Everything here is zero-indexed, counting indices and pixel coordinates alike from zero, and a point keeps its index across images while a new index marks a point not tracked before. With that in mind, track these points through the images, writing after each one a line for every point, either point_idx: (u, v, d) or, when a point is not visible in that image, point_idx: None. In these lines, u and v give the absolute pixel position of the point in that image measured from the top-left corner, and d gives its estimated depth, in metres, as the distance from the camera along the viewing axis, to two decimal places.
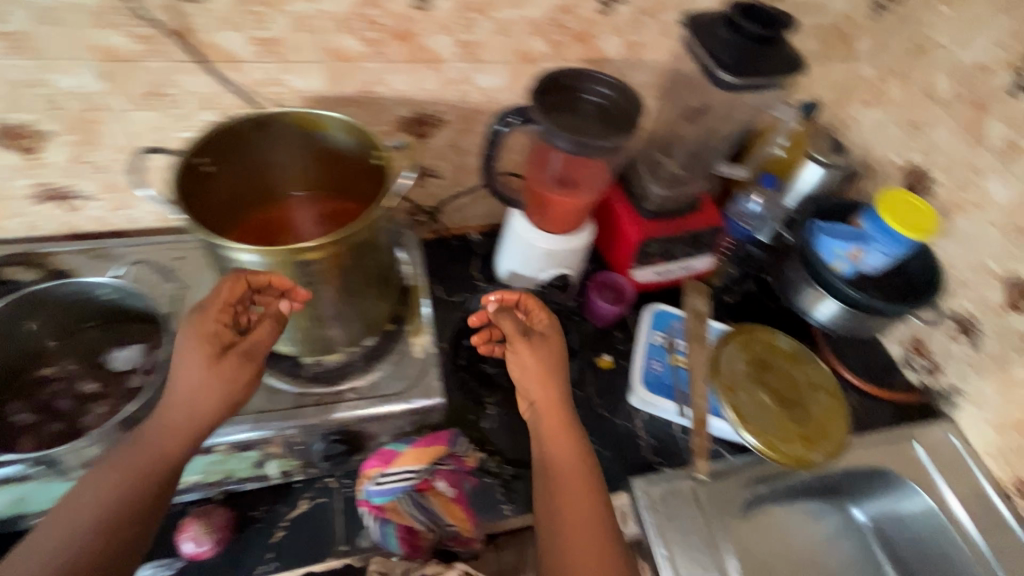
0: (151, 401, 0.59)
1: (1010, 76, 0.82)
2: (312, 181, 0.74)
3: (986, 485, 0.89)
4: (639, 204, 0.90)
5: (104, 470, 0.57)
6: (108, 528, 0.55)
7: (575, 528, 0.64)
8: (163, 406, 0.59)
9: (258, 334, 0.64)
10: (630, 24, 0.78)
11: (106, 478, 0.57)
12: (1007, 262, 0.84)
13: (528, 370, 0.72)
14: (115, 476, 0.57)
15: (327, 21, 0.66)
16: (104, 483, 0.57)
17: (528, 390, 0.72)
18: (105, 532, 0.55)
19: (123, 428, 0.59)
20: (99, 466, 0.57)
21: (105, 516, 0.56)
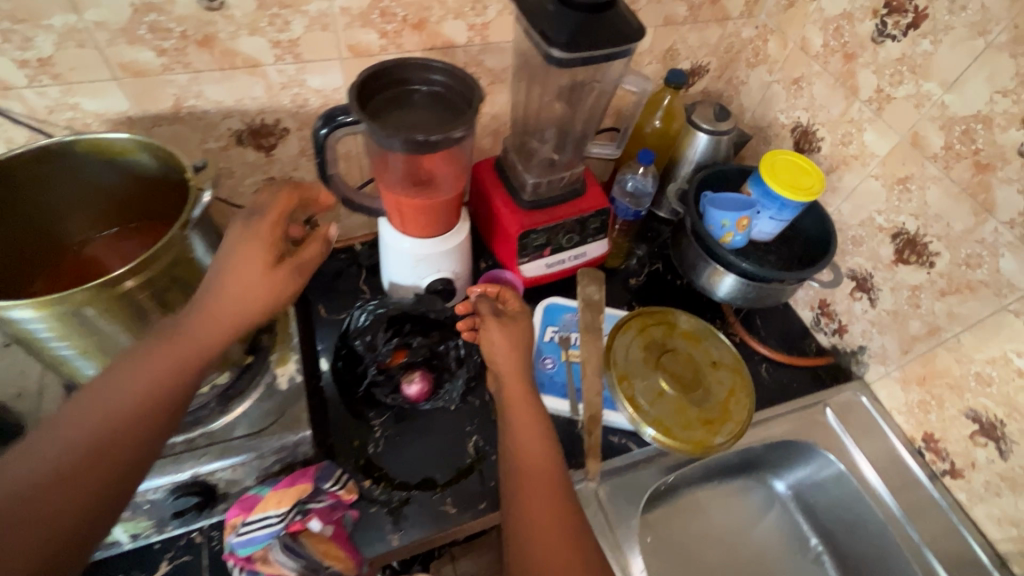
0: (208, 318, 0.54)
1: (874, 23, 0.78)
2: (106, 215, 0.67)
3: (898, 443, 0.87)
4: (516, 195, 0.85)
5: (109, 387, 0.48)
6: (88, 471, 0.45)
7: (543, 498, 0.61)
8: (196, 330, 0.53)
9: (307, 253, 0.61)
10: (468, 5, 0.72)
11: (144, 398, 0.49)
12: (892, 215, 0.81)
13: (502, 344, 0.74)
14: (148, 371, 0.50)
15: (105, 33, 0.59)
16: (93, 407, 0.48)
17: (502, 366, 0.73)
18: (82, 475, 0.45)
19: (178, 346, 0.52)
20: (123, 379, 0.49)
21: (95, 453, 0.46)
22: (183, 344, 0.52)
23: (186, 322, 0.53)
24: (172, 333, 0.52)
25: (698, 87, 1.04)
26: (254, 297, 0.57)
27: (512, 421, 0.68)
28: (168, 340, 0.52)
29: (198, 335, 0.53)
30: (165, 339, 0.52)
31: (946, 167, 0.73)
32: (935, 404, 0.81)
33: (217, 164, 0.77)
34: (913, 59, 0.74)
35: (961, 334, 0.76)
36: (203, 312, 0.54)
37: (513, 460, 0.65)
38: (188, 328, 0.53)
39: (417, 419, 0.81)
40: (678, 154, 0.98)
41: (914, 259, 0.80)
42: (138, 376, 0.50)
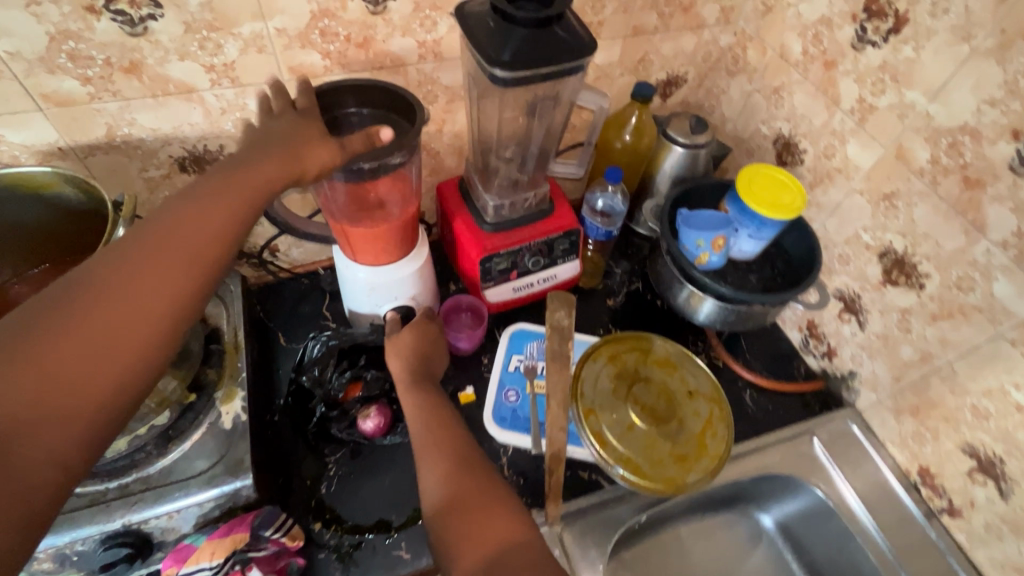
0: (238, 196, 0.51)
1: (853, 28, 0.73)
2: (28, 254, 0.66)
3: (892, 476, 0.81)
4: (478, 218, 0.81)
5: (138, 254, 0.45)
6: (118, 340, 0.43)
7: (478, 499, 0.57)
8: (228, 206, 0.50)
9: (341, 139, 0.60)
10: (415, 21, 0.69)
11: (172, 270, 0.46)
12: (878, 233, 0.76)
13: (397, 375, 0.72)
14: (181, 241, 0.48)
15: (21, 63, 0.56)
16: (119, 270, 0.44)
17: (410, 387, 0.71)
18: (112, 344, 0.42)
19: (211, 216, 0.49)
20: (150, 248, 0.46)
21: (122, 321, 0.43)
22: (212, 217, 0.49)
23: (218, 193, 0.50)
24: (203, 203, 0.49)
25: (676, 97, 0.99)
26: (286, 183, 0.55)
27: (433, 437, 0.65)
28: (199, 211, 0.49)
29: (230, 210, 0.50)
30: (197, 208, 0.49)
31: (933, 182, 0.68)
32: (929, 436, 0.75)
33: (161, 192, 0.74)
34: (895, 66, 0.69)
35: (955, 362, 0.70)
36: (235, 188, 0.51)
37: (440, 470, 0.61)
38: (221, 201, 0.50)
39: (375, 455, 0.77)
40: (653, 169, 0.93)
41: (903, 280, 0.74)
42: (167, 245, 0.46)
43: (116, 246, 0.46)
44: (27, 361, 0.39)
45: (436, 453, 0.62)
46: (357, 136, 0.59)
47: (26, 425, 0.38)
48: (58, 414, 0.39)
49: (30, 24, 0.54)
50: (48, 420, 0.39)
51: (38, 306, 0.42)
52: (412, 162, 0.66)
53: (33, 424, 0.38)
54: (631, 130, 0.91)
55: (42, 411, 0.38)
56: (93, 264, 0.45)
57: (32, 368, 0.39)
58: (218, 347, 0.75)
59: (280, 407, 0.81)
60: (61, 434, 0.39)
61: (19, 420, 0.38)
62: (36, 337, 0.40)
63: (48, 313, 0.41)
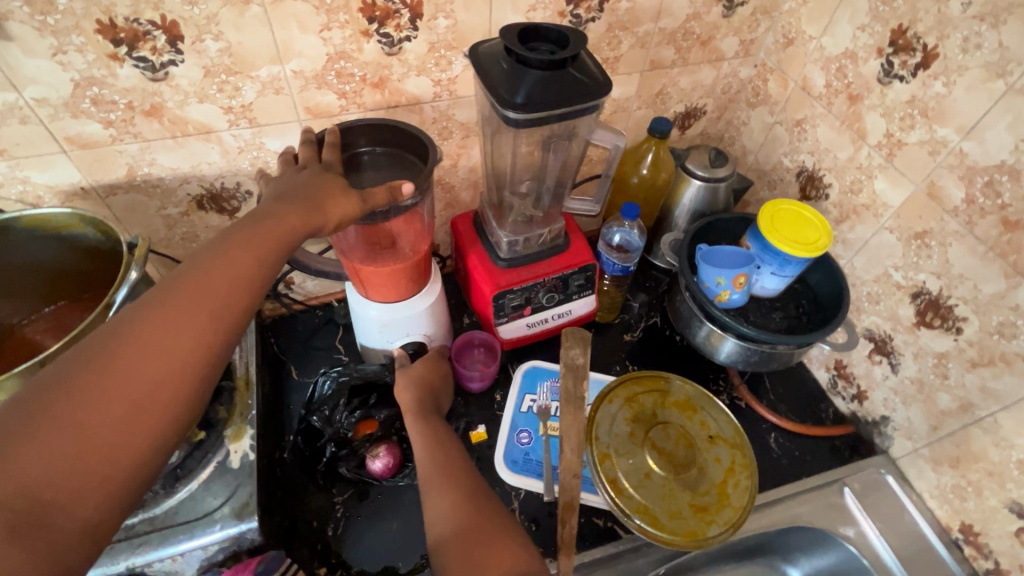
0: (265, 247, 0.50)
1: (879, 63, 0.71)
2: (53, 292, 0.68)
3: (930, 532, 0.75)
4: (491, 253, 0.80)
5: (165, 310, 0.44)
6: (146, 401, 0.41)
7: (473, 546, 0.54)
8: (255, 258, 0.49)
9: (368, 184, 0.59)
10: (431, 61, 0.69)
11: (199, 327, 0.45)
12: (911, 272, 0.72)
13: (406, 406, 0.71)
14: (201, 294, 0.46)
15: (46, 108, 0.57)
16: (145, 326, 0.43)
17: (418, 425, 0.69)
18: (141, 406, 0.41)
19: (239, 269, 0.48)
20: (177, 303, 0.45)
21: (148, 382, 0.42)
22: (239, 269, 0.48)
23: (245, 245, 0.49)
24: (230, 254, 0.48)
25: (695, 129, 0.98)
26: (310, 232, 0.53)
27: (435, 476, 0.62)
28: (227, 263, 0.48)
29: (256, 264, 0.49)
30: (225, 260, 0.48)
31: (969, 223, 0.64)
32: (972, 491, 0.70)
33: (180, 228, 0.75)
34: (924, 101, 0.66)
35: (998, 413, 0.66)
36: (263, 239, 0.50)
37: (443, 518, 0.58)
38: (249, 252, 0.49)
39: (382, 496, 0.76)
40: (671, 203, 0.91)
41: (938, 323, 0.70)
42: (194, 301, 0.45)
43: (143, 300, 0.45)
44: (55, 430, 0.37)
45: (445, 493, 0.60)
46: (379, 189, 0.57)
47: (55, 498, 0.36)
48: (87, 482, 0.38)
49: (55, 72, 0.55)
50: (78, 489, 0.37)
51: (65, 367, 0.40)
52: (425, 201, 0.66)
53: (62, 495, 0.37)
54: (649, 165, 0.89)
55: (71, 480, 0.37)
56: (120, 320, 0.43)
57: (60, 436, 0.37)
58: (229, 384, 0.75)
59: (289, 444, 0.80)
60: (88, 505, 0.38)
61: (47, 493, 0.36)
62: (63, 404, 0.38)
63: (74, 376, 0.40)
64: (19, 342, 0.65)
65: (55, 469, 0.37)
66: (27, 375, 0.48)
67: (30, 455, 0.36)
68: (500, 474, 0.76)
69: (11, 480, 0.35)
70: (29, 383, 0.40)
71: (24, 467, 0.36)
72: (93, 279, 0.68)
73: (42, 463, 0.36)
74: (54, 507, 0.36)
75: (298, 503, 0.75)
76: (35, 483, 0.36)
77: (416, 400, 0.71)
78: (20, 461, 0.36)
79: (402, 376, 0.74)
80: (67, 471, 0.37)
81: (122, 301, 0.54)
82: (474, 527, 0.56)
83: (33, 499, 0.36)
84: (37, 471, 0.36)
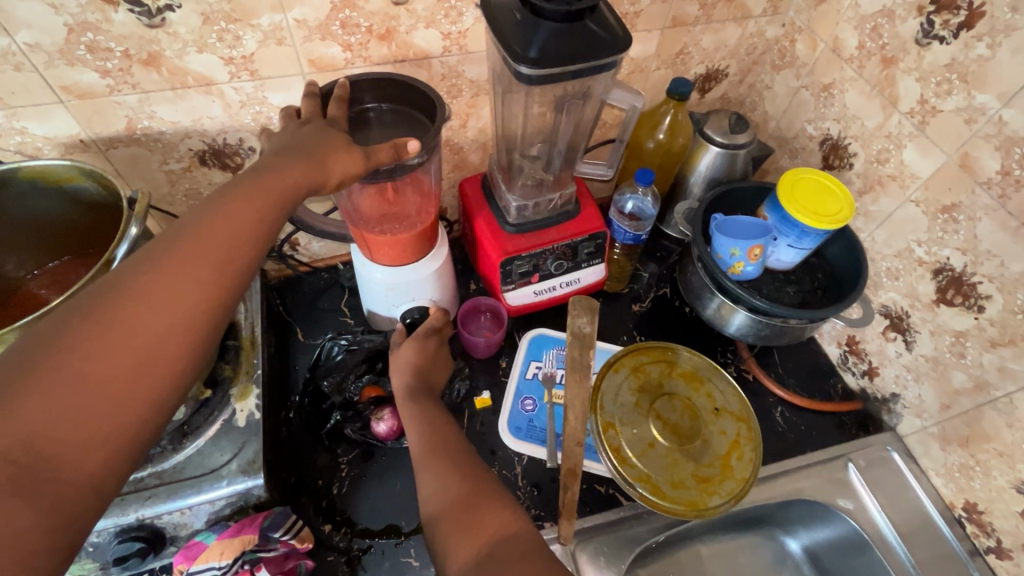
0: (267, 202, 0.48)
1: (919, 22, 0.66)
2: (57, 249, 0.67)
3: (932, 508, 0.75)
4: (500, 219, 0.78)
5: (165, 263, 0.43)
6: (150, 356, 0.41)
7: (475, 512, 0.54)
8: (256, 215, 0.48)
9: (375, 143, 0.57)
10: (440, 12, 0.65)
11: (201, 284, 0.44)
12: (934, 248, 0.70)
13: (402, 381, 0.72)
14: (201, 250, 0.45)
15: (41, 55, 0.55)
16: (145, 281, 0.42)
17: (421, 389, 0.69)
18: (144, 361, 0.40)
19: (240, 224, 0.47)
20: (178, 258, 0.44)
21: (148, 339, 0.41)
22: (240, 225, 0.47)
23: (247, 200, 0.48)
24: (230, 210, 0.47)
25: (716, 92, 0.94)
26: (311, 189, 0.51)
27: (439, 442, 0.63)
28: (228, 217, 0.47)
29: (257, 219, 0.48)
30: (226, 215, 0.46)
31: (1002, 196, 0.61)
32: (979, 470, 0.70)
33: (182, 185, 0.73)
34: (965, 65, 0.62)
35: (1014, 394, 0.64)
36: (265, 193, 0.48)
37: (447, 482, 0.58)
38: (251, 208, 0.48)
39: (387, 458, 0.77)
40: (687, 170, 0.88)
41: (960, 300, 0.68)
42: (195, 255, 0.44)
43: (144, 254, 0.44)
44: (58, 382, 0.37)
45: (446, 459, 0.61)
46: (383, 147, 0.56)
47: (58, 451, 0.36)
48: (91, 437, 0.37)
49: (47, 16, 0.53)
50: (83, 443, 0.37)
51: (63, 320, 0.40)
52: (431, 162, 0.64)
53: (64, 449, 0.36)
54: (665, 130, 0.85)
55: (76, 432, 0.37)
56: (120, 274, 0.42)
57: (62, 389, 0.37)
58: (235, 346, 0.76)
59: (295, 404, 0.81)
60: (94, 463, 0.37)
61: (51, 447, 0.36)
62: (63, 357, 0.38)
63: (74, 328, 0.39)
64: (24, 299, 0.65)
65: (59, 424, 0.36)
66: (28, 329, 0.48)
67: (31, 408, 0.36)
68: (503, 440, 0.77)
69: (12, 433, 0.35)
70: (29, 335, 0.39)
71: (25, 421, 0.35)
72: (96, 236, 0.67)
73: (47, 416, 0.36)
74: (59, 461, 0.36)
75: (304, 462, 0.76)
76: (39, 436, 0.35)
77: (412, 376, 0.72)
78: (20, 414, 0.35)
79: (399, 353, 0.74)
80: (67, 427, 0.36)
81: (123, 257, 0.53)
82: (477, 495, 0.57)
83: (36, 454, 0.35)
84: (40, 424, 0.36)
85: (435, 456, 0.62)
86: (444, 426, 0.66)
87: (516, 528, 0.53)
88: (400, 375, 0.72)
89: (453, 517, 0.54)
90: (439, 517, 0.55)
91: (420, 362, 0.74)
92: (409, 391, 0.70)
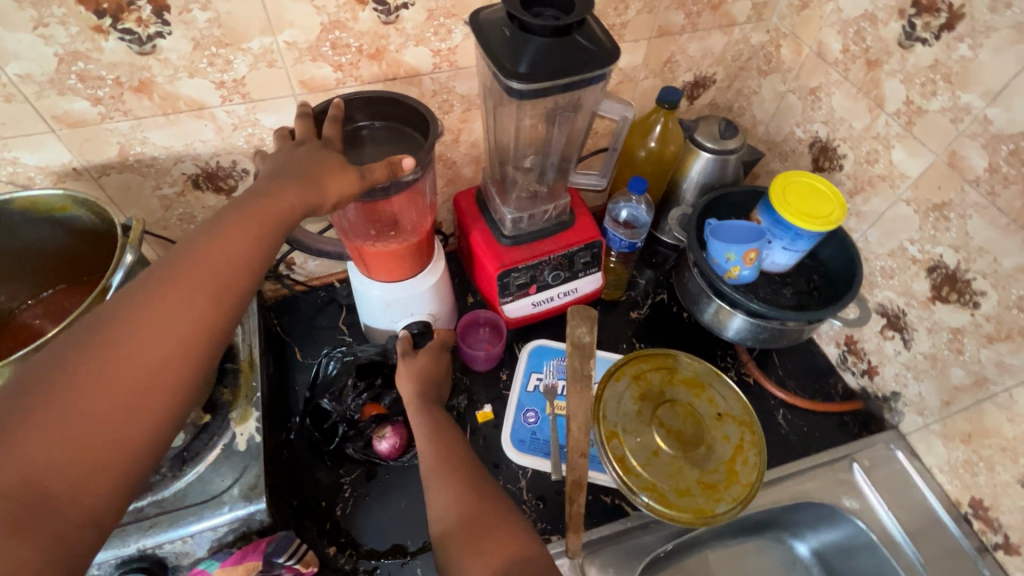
0: (261, 226, 0.48)
1: (900, 25, 0.67)
2: (51, 278, 0.67)
3: (939, 506, 0.75)
4: (495, 231, 0.78)
5: (160, 292, 0.43)
6: (148, 385, 0.40)
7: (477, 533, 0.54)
8: (251, 239, 0.48)
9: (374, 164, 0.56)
10: (429, 30, 0.66)
11: (198, 311, 0.44)
12: (927, 246, 0.70)
13: (408, 400, 0.72)
14: (194, 278, 0.44)
15: (31, 85, 0.55)
16: (141, 310, 0.42)
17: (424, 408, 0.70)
18: (142, 392, 0.40)
19: (235, 251, 0.47)
20: (174, 286, 0.43)
21: (145, 369, 0.40)
22: (235, 251, 0.47)
23: (241, 226, 0.47)
24: (223, 237, 0.47)
25: (704, 99, 0.94)
26: (308, 212, 0.52)
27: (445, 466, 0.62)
28: (223, 244, 0.46)
29: (252, 245, 0.48)
30: (221, 241, 0.46)
31: (991, 193, 0.62)
32: (983, 466, 0.70)
33: (176, 209, 0.73)
34: (948, 65, 0.63)
35: (1013, 388, 0.64)
36: (260, 218, 0.48)
37: (452, 502, 0.58)
38: (245, 233, 0.48)
39: (390, 476, 0.76)
40: (679, 176, 0.89)
41: (954, 297, 0.68)
42: (189, 282, 0.44)
43: (140, 284, 0.43)
44: (55, 416, 0.36)
45: (450, 479, 0.60)
46: (378, 165, 0.56)
47: (56, 485, 0.35)
48: (89, 470, 0.37)
49: (38, 47, 0.53)
50: (82, 475, 0.36)
51: (59, 353, 0.39)
52: (426, 177, 0.64)
53: (63, 483, 0.36)
54: (657, 138, 0.86)
55: (76, 465, 0.36)
56: (116, 304, 0.42)
57: (60, 423, 0.36)
58: (231, 368, 0.75)
59: (295, 425, 0.80)
60: (92, 496, 0.37)
61: (51, 481, 0.35)
62: (59, 391, 0.37)
63: (69, 359, 0.39)
64: (17, 331, 0.64)
65: (59, 458, 0.36)
66: (25, 361, 0.47)
67: (29, 444, 0.35)
68: (507, 453, 0.76)
69: (12, 469, 0.34)
70: (25, 367, 0.39)
71: (26, 456, 0.35)
72: (90, 264, 0.67)
73: (45, 451, 0.35)
74: (57, 495, 0.35)
75: (306, 483, 0.75)
76: (38, 471, 0.35)
77: (418, 394, 0.72)
78: (20, 449, 0.35)
79: (400, 370, 0.73)
80: (64, 461, 0.36)
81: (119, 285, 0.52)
82: (494, 512, 0.57)
83: (35, 488, 0.35)
84: (39, 459, 0.35)
85: (440, 473, 0.62)
86: (448, 442, 0.65)
87: (527, 551, 0.53)
88: (404, 391, 0.72)
89: (461, 536, 0.54)
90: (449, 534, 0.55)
91: (422, 379, 0.74)
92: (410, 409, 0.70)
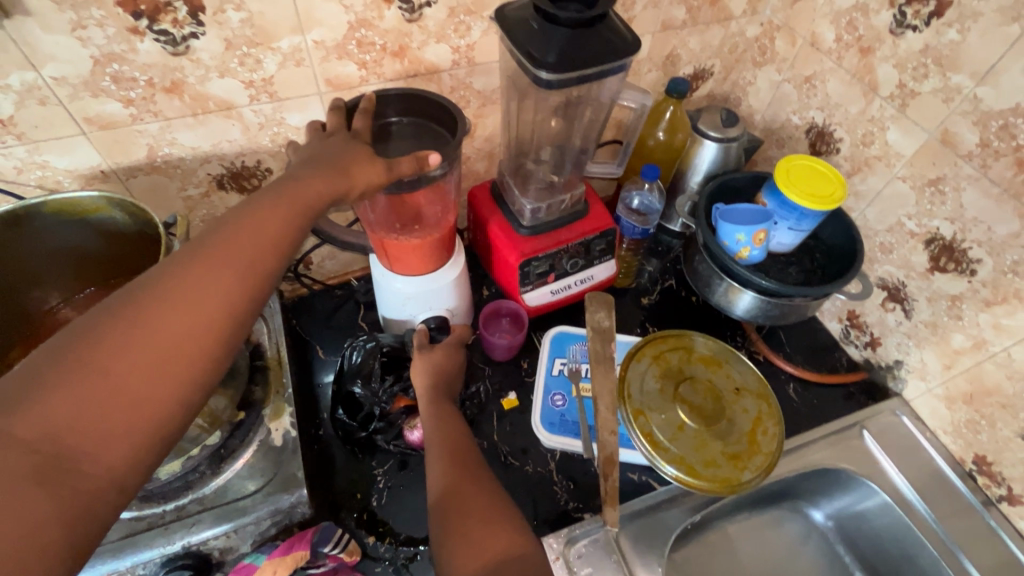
0: (292, 209, 0.49)
1: (891, 13, 0.72)
2: (82, 280, 0.67)
3: (944, 465, 0.80)
4: (513, 222, 0.80)
5: (192, 265, 0.43)
6: (175, 357, 0.40)
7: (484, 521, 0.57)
8: (282, 220, 0.48)
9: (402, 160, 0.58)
10: (450, 27, 0.68)
11: (228, 285, 0.43)
12: (924, 219, 0.75)
13: (424, 392, 0.73)
14: (224, 252, 0.44)
15: (66, 88, 0.56)
16: (175, 281, 0.42)
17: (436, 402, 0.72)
18: (169, 360, 0.39)
19: (266, 230, 0.47)
20: (206, 259, 0.43)
21: (174, 338, 0.40)
22: (266, 231, 0.47)
23: (272, 207, 0.48)
24: (256, 216, 0.47)
25: (702, 91, 0.98)
26: (336, 198, 0.53)
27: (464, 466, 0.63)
28: (256, 223, 0.46)
29: (282, 226, 0.48)
30: (254, 220, 0.46)
31: (983, 166, 0.66)
32: (985, 423, 0.75)
33: (199, 210, 0.73)
34: (938, 49, 0.68)
35: (1011, 347, 0.69)
36: (291, 200, 0.49)
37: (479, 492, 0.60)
38: (276, 214, 0.48)
39: (423, 466, 0.77)
40: (685, 166, 0.92)
41: (952, 266, 0.73)
42: (224, 258, 0.44)
43: (176, 256, 0.43)
44: (85, 377, 0.36)
45: (467, 474, 0.62)
46: (405, 158, 0.58)
47: (82, 444, 0.35)
48: (112, 432, 0.36)
49: (74, 48, 0.53)
50: (106, 436, 0.36)
51: (94, 317, 0.39)
52: (453, 172, 0.66)
53: (88, 443, 0.35)
54: (665, 127, 0.91)
55: (101, 425, 0.36)
56: (152, 274, 0.42)
57: (88, 385, 0.36)
58: (262, 366, 0.75)
59: (324, 421, 0.81)
60: (113, 458, 0.36)
61: (76, 440, 0.35)
62: (90, 353, 0.37)
63: (102, 323, 0.38)
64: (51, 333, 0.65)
65: (84, 417, 0.35)
66: None
67: (58, 401, 0.35)
68: (538, 436, 0.78)
69: (40, 423, 0.34)
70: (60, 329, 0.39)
71: (55, 413, 0.35)
72: (122, 265, 0.67)
73: (71, 410, 0.35)
74: (81, 453, 0.35)
75: (340, 477, 0.76)
76: (64, 429, 0.35)
77: (431, 385, 0.73)
78: (51, 405, 0.35)
79: (428, 361, 0.75)
80: (88, 421, 0.35)
81: None
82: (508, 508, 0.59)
83: (60, 444, 0.34)
84: (67, 416, 0.35)
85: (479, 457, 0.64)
86: None
87: (520, 551, 0.54)
88: (433, 382, 0.74)
89: (454, 529, 0.56)
90: (444, 522, 0.57)
91: (444, 370, 0.75)
92: (431, 399, 0.72)
